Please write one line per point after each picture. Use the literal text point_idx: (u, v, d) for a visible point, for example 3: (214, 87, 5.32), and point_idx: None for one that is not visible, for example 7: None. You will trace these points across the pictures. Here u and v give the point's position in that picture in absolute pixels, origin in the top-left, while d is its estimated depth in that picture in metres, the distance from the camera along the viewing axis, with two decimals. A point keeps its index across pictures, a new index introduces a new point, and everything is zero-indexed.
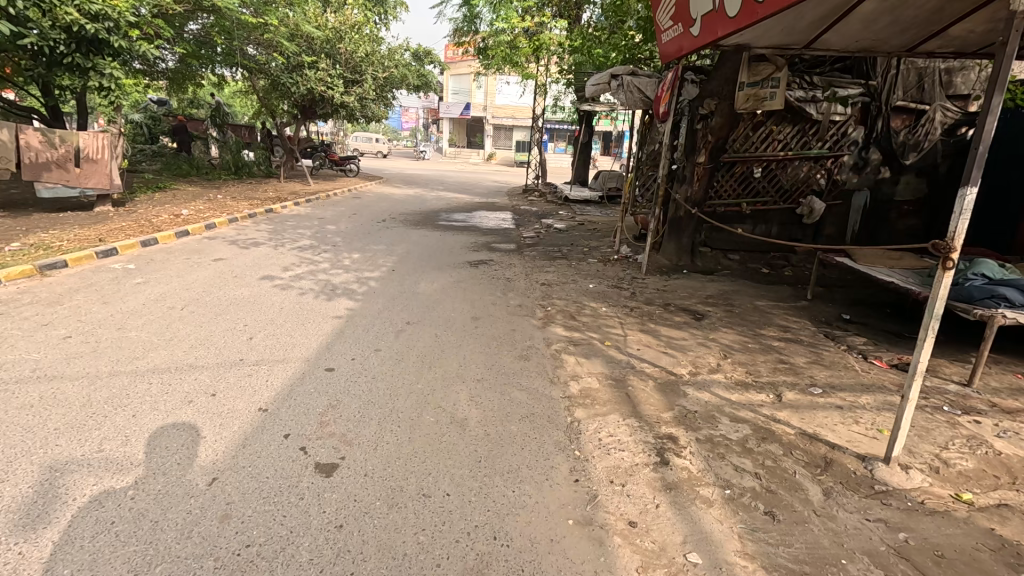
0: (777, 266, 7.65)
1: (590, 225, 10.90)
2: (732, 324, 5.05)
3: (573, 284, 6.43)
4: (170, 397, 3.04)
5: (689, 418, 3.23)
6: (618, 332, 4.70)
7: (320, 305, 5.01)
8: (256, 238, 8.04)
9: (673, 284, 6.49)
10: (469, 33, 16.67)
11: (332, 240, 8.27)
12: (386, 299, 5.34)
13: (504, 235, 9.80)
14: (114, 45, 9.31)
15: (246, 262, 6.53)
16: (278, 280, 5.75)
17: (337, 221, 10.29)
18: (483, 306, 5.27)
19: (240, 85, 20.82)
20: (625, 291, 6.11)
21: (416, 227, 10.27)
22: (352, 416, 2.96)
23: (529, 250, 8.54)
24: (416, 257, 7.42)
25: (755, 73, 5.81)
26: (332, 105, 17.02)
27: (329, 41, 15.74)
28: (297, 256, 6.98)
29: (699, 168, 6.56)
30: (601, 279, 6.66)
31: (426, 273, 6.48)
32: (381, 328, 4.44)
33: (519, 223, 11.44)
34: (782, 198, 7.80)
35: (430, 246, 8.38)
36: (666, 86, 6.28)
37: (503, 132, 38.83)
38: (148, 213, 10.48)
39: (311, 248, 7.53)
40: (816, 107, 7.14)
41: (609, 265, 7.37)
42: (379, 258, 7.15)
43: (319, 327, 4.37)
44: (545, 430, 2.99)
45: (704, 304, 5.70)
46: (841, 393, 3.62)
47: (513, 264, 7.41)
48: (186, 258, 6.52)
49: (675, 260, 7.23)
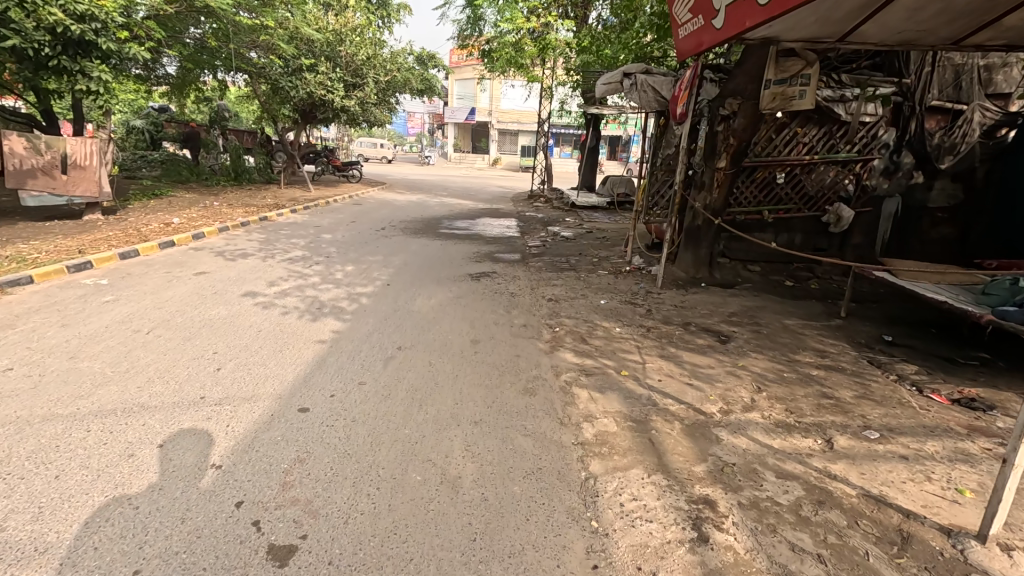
0: (802, 277, 7.11)
1: (598, 233, 10.39)
2: (763, 348, 4.51)
3: (582, 299, 5.92)
4: (107, 450, 2.55)
5: (727, 473, 2.70)
6: (634, 359, 4.17)
7: (304, 328, 4.49)
8: (244, 249, 7.61)
9: (692, 300, 5.95)
10: (473, 35, 16.28)
11: (326, 250, 7.82)
12: (377, 318, 4.84)
13: (508, 244, 9.32)
14: (102, 47, 8.97)
15: (230, 276, 6.07)
16: (261, 297, 5.28)
17: (333, 230, 9.84)
18: (484, 327, 4.76)
19: (241, 90, 20.55)
20: (639, 309, 5.58)
21: (416, 235, 9.81)
22: (322, 475, 2.47)
23: (535, 260, 8.04)
24: (414, 269, 6.94)
25: (785, 69, 5.27)
26: (333, 110, 16.67)
27: (329, 44, 15.39)
28: (286, 269, 6.53)
29: (720, 174, 6.02)
30: (613, 294, 6.15)
31: (424, 288, 6.00)
32: (367, 355, 3.94)
33: (524, 230, 10.97)
34: (806, 205, 7.29)
35: (429, 256, 7.92)
36: (685, 82, 5.74)
37: (508, 137, 38.47)
38: (138, 221, 10.11)
39: (302, 260, 7.08)
40: (845, 107, 6.59)
41: (621, 278, 6.86)
42: (374, 270, 6.68)
43: (297, 355, 3.87)
44: (555, 493, 2.47)
45: (728, 324, 5.15)
46: (902, 439, 3.07)
47: (517, 276, 6.91)
48: (166, 272, 6.09)
49: (692, 273, 6.71)
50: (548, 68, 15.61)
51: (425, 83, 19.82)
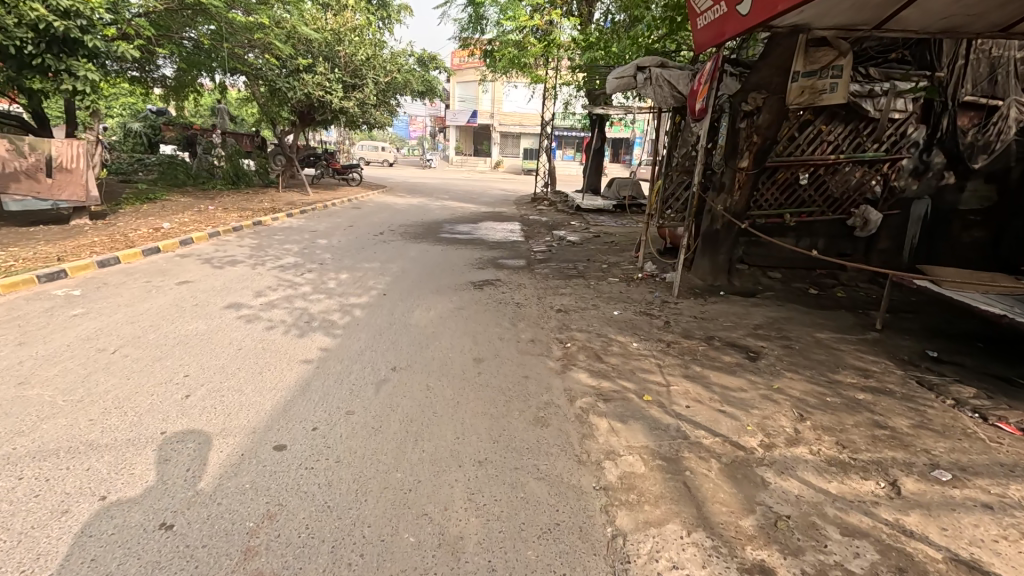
0: (826, 284, 6.67)
1: (606, 237, 9.95)
2: (798, 366, 4.06)
3: (594, 310, 5.49)
4: (37, 506, 2.12)
5: (782, 529, 2.25)
6: (657, 381, 3.74)
7: (285, 347, 4.00)
8: (234, 256, 7.19)
9: (713, 310, 5.51)
10: (474, 34, 15.89)
11: (320, 257, 7.40)
12: (371, 333, 4.41)
13: (512, 249, 8.89)
14: (87, 45, 8.60)
15: (214, 285, 5.64)
16: (245, 309, 4.85)
17: (329, 234, 9.42)
18: (488, 343, 4.32)
19: (240, 93, 20.22)
20: (657, 321, 5.15)
21: (416, 240, 9.39)
22: (296, 537, 2.04)
23: (541, 267, 7.60)
24: (413, 277, 6.52)
25: (815, 60, 4.85)
26: (332, 111, 16.31)
27: (328, 44, 15.02)
28: (276, 278, 6.11)
29: (741, 175, 5.58)
30: (626, 304, 5.71)
31: (423, 298, 5.57)
32: (357, 378, 3.51)
33: (528, 235, 10.54)
34: (830, 208, 6.85)
35: (429, 262, 7.50)
36: (705, 74, 5.28)
37: (510, 140, 38.12)
38: (127, 226, 9.72)
39: (294, 267, 6.66)
40: (873, 102, 6.11)
41: (634, 286, 6.41)
42: (370, 278, 6.26)
43: (276, 378, 3.43)
44: (578, 560, 2.03)
45: (755, 338, 4.72)
46: (979, 482, 2.63)
47: (522, 284, 6.47)
48: (146, 281, 5.67)
49: (710, 281, 6.28)
50: (552, 68, 15.23)
51: (426, 85, 19.46)
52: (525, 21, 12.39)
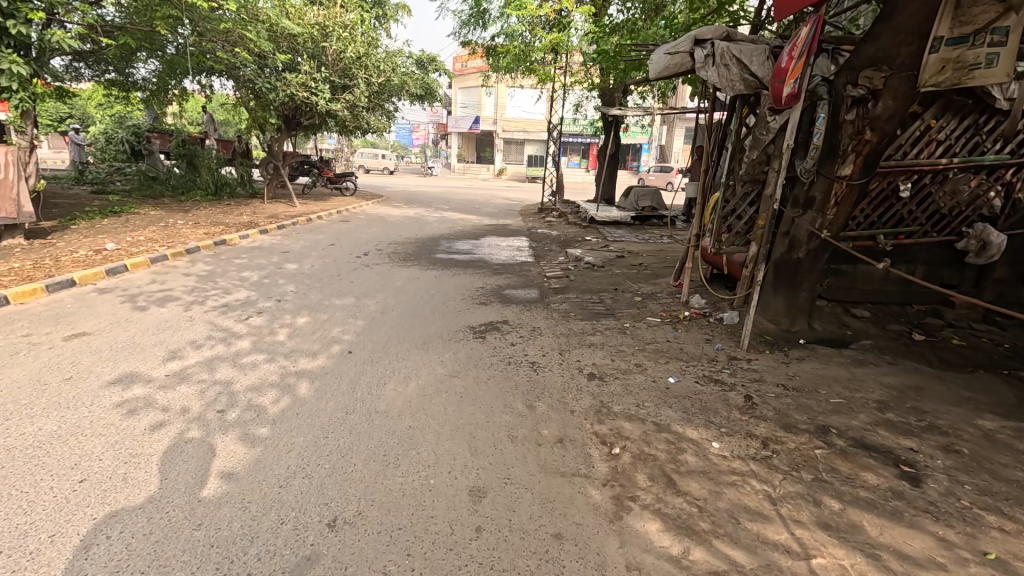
0: (933, 328, 5.12)
1: (631, 258, 8.38)
2: (998, 500, 2.51)
3: (639, 375, 3.94)
4: None
5: None
6: (785, 544, 2.19)
7: (156, 472, 2.46)
8: (170, 291, 5.64)
9: (804, 375, 3.98)
10: (475, 30, 14.48)
11: (280, 290, 5.88)
12: (312, 435, 2.86)
13: (520, 274, 7.39)
14: (11, 31, 7.20)
15: (117, 339, 4.11)
16: (138, 385, 3.32)
17: (302, 257, 7.90)
18: (492, 452, 2.79)
19: (225, 97, 18.87)
20: (733, 397, 3.61)
21: (406, 264, 7.87)
22: None
23: (557, 299, 6.09)
24: (394, 320, 5.01)
25: (968, 19, 3.17)
26: (319, 114, 14.86)
27: (312, 41, 13.59)
28: (209, 325, 4.57)
29: (840, 186, 4.08)
30: (682, 364, 4.19)
31: (401, 358, 4.04)
32: (258, 558, 1.97)
33: (539, 254, 9.03)
34: (933, 227, 5.29)
35: (418, 295, 5.99)
36: (800, 42, 3.71)
37: (514, 147, 36.66)
38: (66, 246, 8.24)
39: (242, 307, 5.16)
40: (1003, 89, 4.53)
41: (684, 334, 4.88)
42: (337, 324, 4.77)
43: (103, 570, 1.88)
44: None
45: (894, 433, 3.15)
46: None
47: (537, 329, 4.96)
48: (25, 332, 4.17)
49: (785, 325, 4.76)
50: (562, 66, 13.74)
51: (424, 88, 18.04)
52: (532, 10, 10.94)
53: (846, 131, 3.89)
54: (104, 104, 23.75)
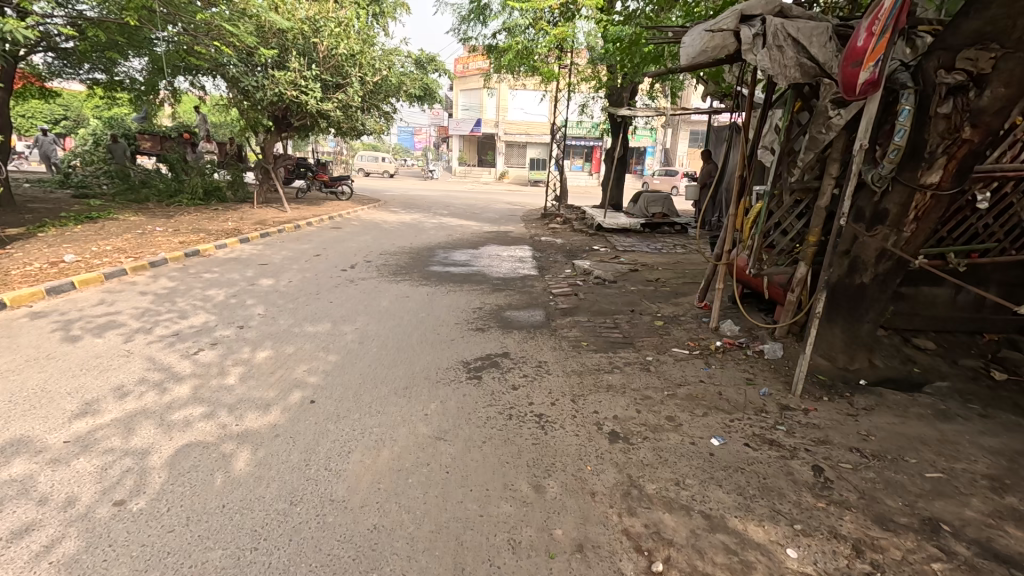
0: (1014, 365, 4.30)
1: (646, 272, 7.58)
2: None
3: (674, 436, 3.12)
4: None
5: None
6: None
7: None
8: (116, 314, 4.85)
9: (881, 434, 3.17)
10: (476, 26, 13.75)
11: (245, 313, 5.09)
12: (236, 546, 2.06)
13: (523, 290, 6.60)
14: None
15: (23, 386, 3.31)
16: (21, 460, 2.52)
17: (280, 271, 7.12)
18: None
19: (216, 98, 18.18)
20: (800, 469, 2.80)
21: (396, 278, 7.08)
22: None
23: (565, 324, 5.28)
24: (373, 353, 4.21)
25: None
26: (310, 115, 14.10)
27: (302, 37, 12.78)
28: (146, 363, 3.77)
29: (923, 196, 3.31)
30: (726, 418, 3.36)
31: (376, 411, 3.22)
32: None
33: (543, 266, 8.24)
34: (1013, 243, 4.45)
35: (405, 319, 5.19)
36: (880, 14, 2.82)
37: (515, 149, 35.94)
38: (22, 257, 7.45)
39: (194, 337, 4.36)
40: None
41: (721, 373, 4.06)
42: (304, 359, 3.98)
43: None
44: None
45: None
46: None
47: (544, 366, 4.14)
48: None
49: (842, 363, 3.96)
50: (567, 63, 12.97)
51: (423, 88, 17.30)
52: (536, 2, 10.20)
53: (936, 128, 3.10)
54: (98, 107, 23.14)
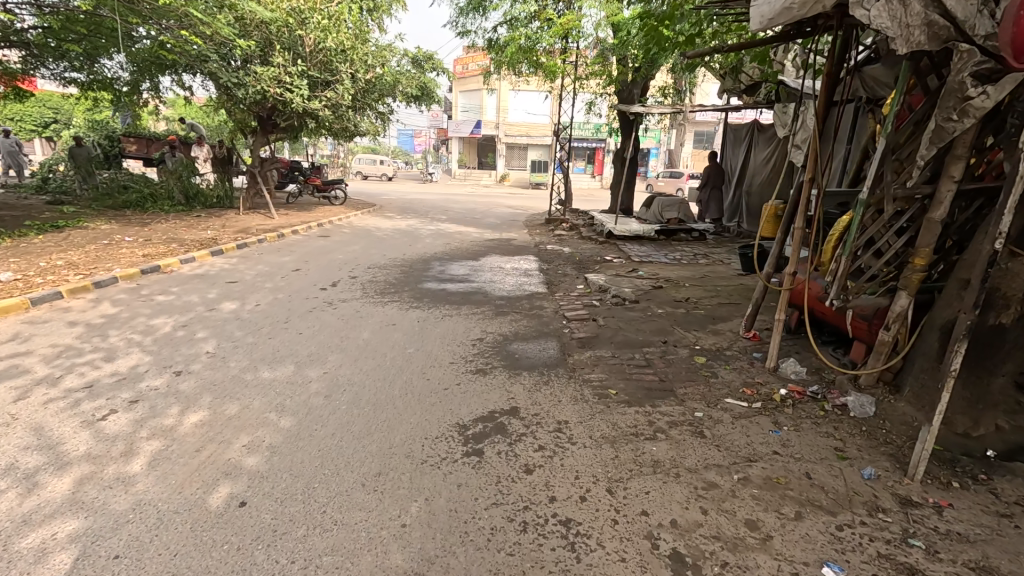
0: None
1: (671, 289, 6.57)
2: None
3: (766, 563, 2.12)
4: None
5: None
6: None
7: None
8: (23, 356, 3.86)
9: None
10: (475, 19, 12.82)
11: (189, 352, 4.10)
12: None
13: (531, 314, 5.60)
14: None
15: None
16: None
17: (249, 291, 6.13)
18: None
19: (201, 99, 17.22)
20: None
21: (381, 299, 6.08)
22: None
23: (585, 362, 4.28)
24: (339, 413, 3.19)
25: None
26: (297, 114, 13.13)
27: (287, 29, 11.80)
28: (23, 438, 2.76)
29: None
30: (831, 524, 2.36)
31: (327, 526, 2.20)
32: None
33: (553, 282, 7.25)
34: None
35: (386, 357, 4.18)
36: None
37: (517, 152, 34.99)
38: None
39: (109, 391, 3.35)
40: None
41: (800, 441, 3.05)
42: (243, 427, 2.97)
43: None
44: None
45: None
46: None
47: (564, 431, 3.12)
48: None
49: (966, 429, 2.93)
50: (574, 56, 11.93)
51: (419, 88, 16.34)
52: None
53: None
54: (83, 111, 22.18)
